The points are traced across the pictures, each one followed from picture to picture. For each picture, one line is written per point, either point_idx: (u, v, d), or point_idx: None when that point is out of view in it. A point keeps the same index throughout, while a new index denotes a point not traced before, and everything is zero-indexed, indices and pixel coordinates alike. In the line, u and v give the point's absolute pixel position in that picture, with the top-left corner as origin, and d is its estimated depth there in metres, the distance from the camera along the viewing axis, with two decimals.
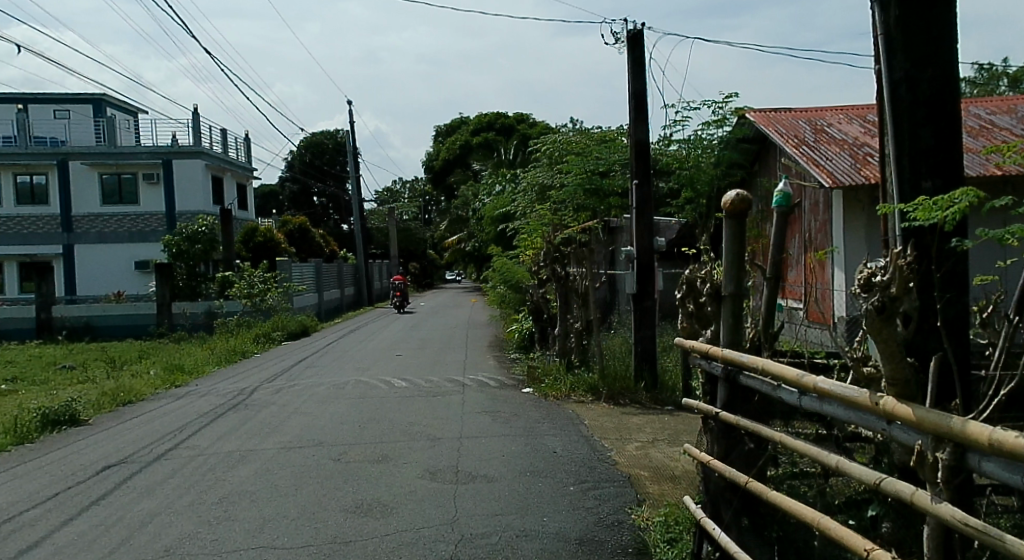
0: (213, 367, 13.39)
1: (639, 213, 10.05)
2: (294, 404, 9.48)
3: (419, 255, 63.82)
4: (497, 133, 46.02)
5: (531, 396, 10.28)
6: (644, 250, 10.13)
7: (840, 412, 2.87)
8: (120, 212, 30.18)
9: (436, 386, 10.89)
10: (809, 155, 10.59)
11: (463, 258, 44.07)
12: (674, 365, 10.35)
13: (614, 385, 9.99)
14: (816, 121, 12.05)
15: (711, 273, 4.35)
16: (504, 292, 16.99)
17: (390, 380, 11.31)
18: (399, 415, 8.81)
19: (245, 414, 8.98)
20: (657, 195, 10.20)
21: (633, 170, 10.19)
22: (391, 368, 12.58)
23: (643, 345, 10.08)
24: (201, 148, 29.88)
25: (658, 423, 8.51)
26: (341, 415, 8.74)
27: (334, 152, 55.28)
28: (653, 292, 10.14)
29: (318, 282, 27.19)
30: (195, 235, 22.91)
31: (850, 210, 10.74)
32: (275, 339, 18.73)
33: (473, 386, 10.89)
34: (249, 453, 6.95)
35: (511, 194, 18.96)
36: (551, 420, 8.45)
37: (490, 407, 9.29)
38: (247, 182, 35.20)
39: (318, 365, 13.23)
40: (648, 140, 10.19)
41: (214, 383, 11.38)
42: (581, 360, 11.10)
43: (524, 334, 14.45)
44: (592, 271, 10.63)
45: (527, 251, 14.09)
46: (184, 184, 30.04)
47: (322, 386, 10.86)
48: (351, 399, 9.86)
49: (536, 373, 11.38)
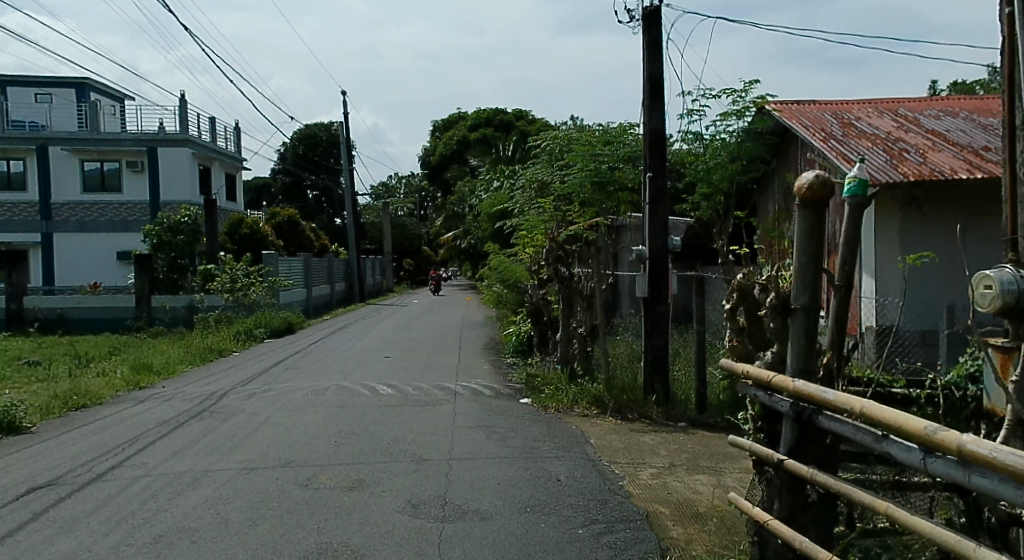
0: (183, 367, 12.39)
1: (652, 210, 9.13)
2: (265, 413, 8.51)
3: (413, 251, 62.93)
4: (495, 128, 45.11)
5: (530, 407, 9.33)
6: (657, 250, 9.19)
7: (999, 489, 1.84)
8: (102, 201, 29.15)
9: (424, 393, 9.95)
10: (839, 150, 9.75)
11: (459, 255, 43.18)
12: (686, 375, 9.42)
13: (621, 397, 9.09)
14: (842, 114, 11.14)
15: (775, 278, 3.35)
16: (501, 292, 16.09)
17: (374, 386, 10.34)
18: (381, 428, 7.85)
19: (208, 423, 8.00)
20: (672, 190, 9.30)
21: (646, 163, 9.28)
22: (377, 372, 11.63)
23: (653, 354, 9.14)
24: (188, 136, 28.92)
25: (672, 444, 7.56)
26: (316, 428, 7.77)
27: (328, 145, 54.25)
28: (666, 297, 9.22)
29: (306, 277, 26.19)
30: (177, 226, 21.89)
31: (883, 211, 9.84)
32: (257, 336, 17.75)
33: (466, 394, 9.95)
34: (203, 475, 5.95)
35: (510, 190, 18.03)
36: (553, 438, 7.52)
37: (484, 420, 8.35)
38: (236, 172, 34.15)
39: (298, 368, 12.27)
40: (664, 129, 9.25)
41: (181, 386, 10.39)
42: (585, 369, 10.16)
43: (523, 337, 13.46)
44: (599, 271, 9.72)
45: (526, 249, 13.12)
46: (170, 173, 29.04)
47: (299, 392, 9.88)
48: (329, 408, 8.90)
49: (535, 382, 10.44)
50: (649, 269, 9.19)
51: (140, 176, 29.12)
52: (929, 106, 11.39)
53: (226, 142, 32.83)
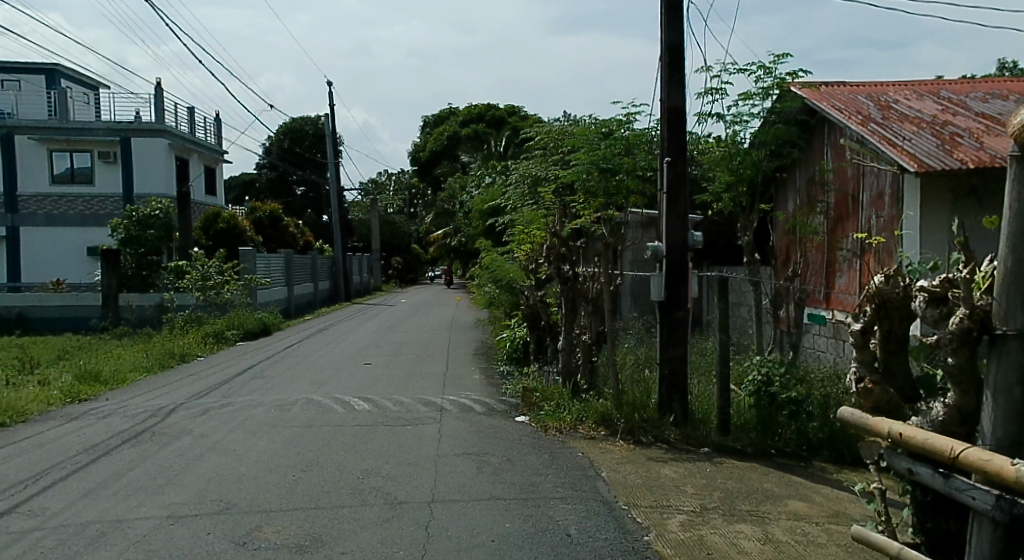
0: (137, 375, 11.05)
1: (670, 202, 7.95)
2: (216, 434, 7.21)
3: (403, 249, 61.57)
4: (487, 124, 43.81)
5: (527, 427, 8.09)
6: (676, 246, 7.96)
7: None
8: (72, 193, 27.72)
9: (407, 410, 8.68)
10: (882, 134, 8.58)
11: (449, 254, 41.82)
12: (706, 393, 8.21)
13: (632, 417, 7.87)
14: (878, 96, 9.95)
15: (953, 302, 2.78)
16: (494, 293, 14.85)
17: (349, 400, 9.07)
18: (351, 456, 6.57)
19: (145, 448, 6.70)
20: (693, 177, 8.12)
21: (664, 145, 8.06)
22: (354, 383, 10.34)
23: (670, 367, 7.91)
24: (164, 126, 27.51)
25: (699, 478, 6.31)
26: (272, 456, 6.48)
27: (315, 139, 52.86)
28: (686, 301, 7.99)
29: (287, 276, 24.85)
30: (147, 219, 20.33)
31: (929, 201, 8.50)
32: (228, 338, 16.42)
33: (453, 411, 8.69)
34: (115, 525, 4.65)
35: (503, 184, 16.79)
36: (557, 470, 6.30)
37: (474, 445, 7.09)
38: (216, 165, 32.72)
39: (266, 377, 10.98)
40: (684, 106, 8.05)
41: (127, 398, 9.07)
42: (590, 383, 8.92)
43: (518, 343, 12.13)
44: (608, 270, 8.48)
45: (521, 247, 11.84)
46: (144, 164, 27.65)
47: (262, 407, 8.59)
48: (294, 429, 7.62)
49: (533, 396, 9.17)
50: (666, 268, 7.96)
51: (113, 168, 27.70)
52: (974, 89, 10.21)
53: (205, 134, 31.44)
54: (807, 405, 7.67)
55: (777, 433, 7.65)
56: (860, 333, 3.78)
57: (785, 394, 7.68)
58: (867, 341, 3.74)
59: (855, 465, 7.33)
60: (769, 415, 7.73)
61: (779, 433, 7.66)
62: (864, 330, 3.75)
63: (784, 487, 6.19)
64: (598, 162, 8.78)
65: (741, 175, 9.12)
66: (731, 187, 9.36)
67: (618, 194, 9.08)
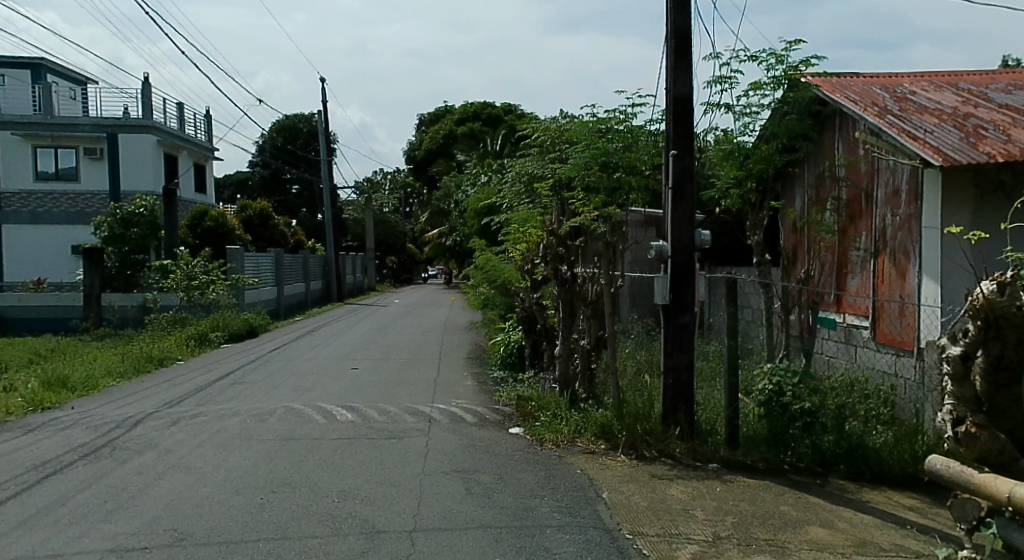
0: (108, 381, 10.45)
1: (675, 198, 7.42)
2: (183, 449, 6.63)
3: (398, 249, 60.98)
4: (483, 123, 43.25)
5: (522, 440, 7.52)
6: (683, 246, 7.41)
7: None
8: (57, 190, 27.10)
9: (393, 420, 8.11)
10: (902, 126, 8.04)
11: (445, 254, 41.22)
12: (713, 406, 7.65)
13: (634, 429, 7.30)
14: (894, 87, 9.41)
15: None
16: (488, 294, 14.29)
17: (332, 410, 8.48)
18: (329, 474, 5.99)
19: (102, 464, 6.11)
20: (701, 171, 7.57)
21: (670, 137, 7.52)
22: (338, 390, 9.77)
23: (675, 376, 7.36)
24: (152, 122, 26.92)
25: (710, 499, 5.74)
26: (241, 474, 5.89)
27: (308, 137, 52.25)
28: (693, 304, 7.43)
29: (277, 276, 24.29)
30: (130, 218, 19.50)
31: (952, 198, 7.95)
32: (211, 340, 15.83)
33: (442, 422, 8.12)
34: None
35: (498, 182, 16.24)
36: (554, 490, 5.73)
37: (464, 462, 6.51)
38: (206, 162, 32.12)
39: (246, 383, 10.41)
40: (691, 96, 7.51)
41: (93, 407, 8.48)
42: (589, 391, 8.36)
43: (513, 348, 11.53)
44: (609, 270, 7.94)
45: (516, 246, 11.22)
46: (132, 161, 27.08)
47: (237, 417, 8.01)
48: (269, 442, 7.02)
49: (528, 407, 8.57)
50: (671, 269, 7.42)
51: (99, 165, 27.11)
52: (994, 80, 9.67)
53: (196, 130, 30.84)
54: (821, 417, 7.12)
55: (790, 447, 7.12)
56: (965, 362, 3.90)
57: (798, 405, 7.13)
58: (972, 372, 3.90)
59: (875, 483, 6.77)
60: (780, 429, 7.18)
61: (792, 448, 7.12)
62: (968, 359, 3.88)
63: (803, 510, 5.62)
64: (598, 156, 8.24)
65: (751, 170, 8.56)
66: (740, 182, 8.75)
67: (619, 190, 8.50)
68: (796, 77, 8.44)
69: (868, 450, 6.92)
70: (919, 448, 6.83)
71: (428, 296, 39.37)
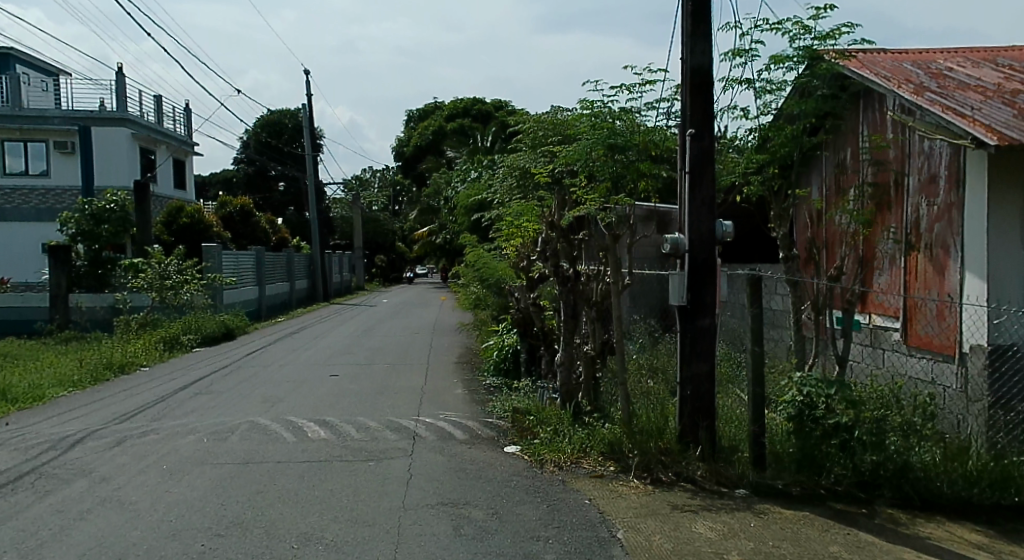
0: (57, 391, 9.41)
1: (693, 185, 6.49)
2: (121, 477, 5.63)
3: (387, 247, 60.02)
4: (473, 119, 42.40)
5: (518, 461, 6.58)
6: (702, 239, 6.48)
7: None
8: (26, 185, 25.95)
9: (372, 438, 7.15)
10: (945, 103, 7.15)
11: (434, 252, 40.26)
12: (736, 425, 6.75)
13: (646, 449, 6.38)
14: (928, 64, 8.51)
15: None
16: (479, 293, 13.36)
17: (302, 426, 7.50)
18: (290, 510, 5.02)
19: (18, 499, 5.11)
20: (722, 154, 6.64)
21: (687, 115, 6.58)
22: (312, 401, 8.78)
23: (693, 389, 6.45)
24: (127, 114, 25.84)
25: (744, 539, 4.81)
26: (183, 511, 4.91)
27: (294, 132, 51.21)
28: (713, 306, 6.51)
29: (257, 274, 23.24)
30: (100, 214, 18.49)
31: (1003, 183, 7.05)
32: (183, 343, 14.84)
33: (429, 439, 7.17)
34: None
35: (489, 177, 15.34)
36: (560, 529, 4.81)
37: (452, 491, 5.56)
38: (184, 157, 31.04)
39: (211, 393, 9.41)
40: (711, 67, 6.57)
41: (30, 423, 7.44)
42: (593, 403, 7.42)
43: (507, 353, 10.53)
44: (617, 267, 6.99)
45: (509, 242, 10.25)
46: (106, 155, 25.98)
47: (192, 436, 7.01)
48: (225, 468, 6.04)
49: (526, 421, 7.60)
50: (688, 266, 6.49)
51: (71, 159, 25.99)
52: None
53: (174, 124, 29.75)
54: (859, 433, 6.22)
55: (824, 468, 6.23)
56: None
57: (832, 419, 6.21)
58: None
59: (926, 512, 5.85)
60: (813, 448, 6.27)
61: (828, 469, 6.23)
62: None
63: (857, 552, 4.69)
64: (604, 138, 7.24)
65: (775, 155, 7.64)
66: (761, 167, 7.87)
67: (626, 176, 7.53)
68: (822, 50, 7.52)
69: (916, 471, 6.00)
70: (971, 467, 5.94)
71: (418, 295, 38.45)
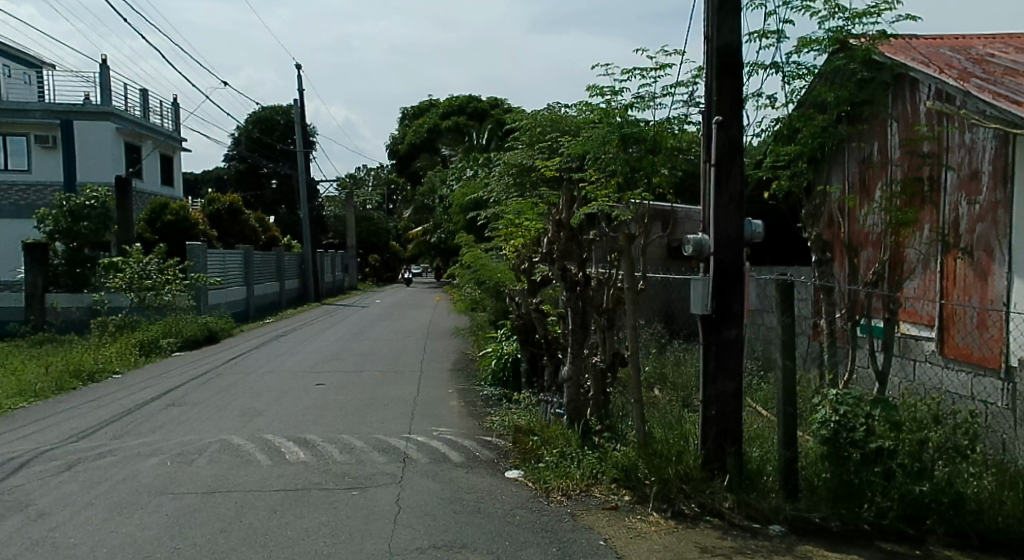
0: (15, 401, 8.64)
1: (719, 179, 5.77)
2: (63, 512, 4.88)
3: (381, 247, 59.32)
4: (468, 117, 41.70)
5: (520, 490, 5.86)
6: (729, 240, 5.75)
7: None
8: (6, 181, 25.11)
9: (356, 460, 6.42)
10: (994, 89, 6.45)
11: (429, 251, 39.54)
12: (766, 452, 6.02)
13: (665, 477, 5.67)
14: (968, 49, 7.82)
15: None
16: (476, 295, 12.68)
17: (279, 446, 6.76)
18: (255, 555, 4.28)
19: None
20: (750, 144, 5.91)
21: (714, 100, 5.84)
22: (293, 416, 8.03)
23: (718, 409, 5.74)
24: (111, 108, 25.07)
25: None
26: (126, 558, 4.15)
27: (285, 129, 50.45)
28: (741, 316, 5.79)
29: (245, 274, 22.48)
30: (80, 210, 17.61)
31: None
32: (163, 347, 14.09)
33: (420, 461, 6.45)
34: None
35: (485, 176, 14.66)
36: None
37: (445, 530, 4.82)
38: (172, 153, 30.26)
39: (184, 405, 8.64)
40: (741, 46, 5.83)
41: None
42: (604, 422, 6.71)
43: (506, 362, 9.79)
44: (632, 272, 6.27)
45: (508, 242, 9.55)
46: (88, 150, 25.16)
47: (155, 458, 6.25)
48: (187, 498, 5.28)
49: (528, 442, 6.89)
50: (713, 271, 5.77)
51: (53, 154, 25.19)
52: None
53: (161, 119, 28.98)
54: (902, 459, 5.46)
55: (865, 499, 5.42)
56: None
57: (874, 443, 5.46)
58: None
59: (986, 553, 5.09)
60: (850, 475, 5.51)
61: (868, 500, 5.42)
62: None
63: None
64: (619, 128, 6.51)
65: (805, 149, 6.92)
66: (790, 161, 7.14)
67: (640, 170, 6.80)
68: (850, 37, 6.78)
69: (970, 503, 5.21)
70: None
71: (415, 296, 37.46)
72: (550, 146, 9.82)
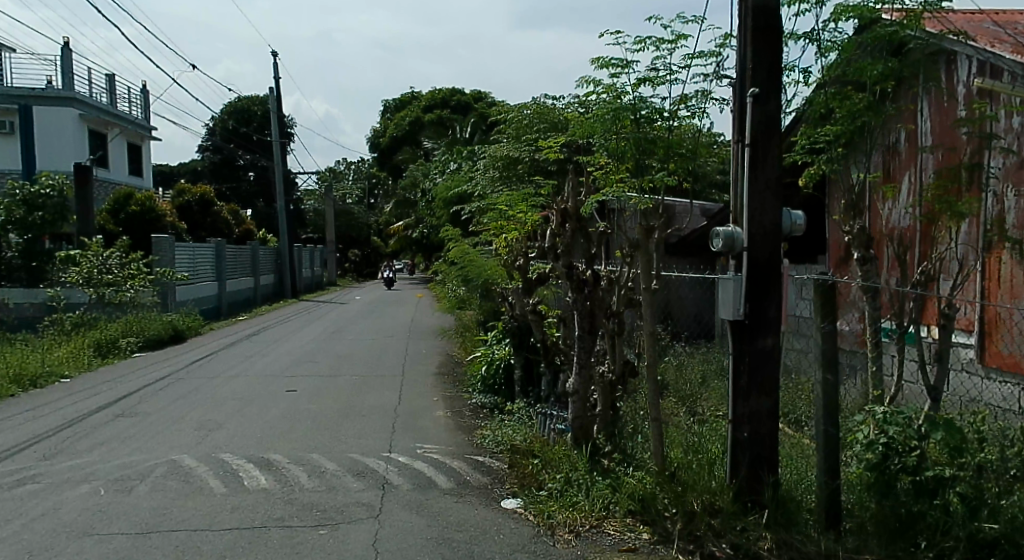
0: None
1: (753, 161, 4.90)
2: None
3: (361, 242, 58.24)
4: (452, 110, 40.77)
5: (516, 525, 4.99)
6: (764, 232, 4.89)
7: None
8: None
9: (324, 486, 5.51)
10: None
11: (411, 246, 38.56)
12: (805, 481, 5.16)
13: (691, 512, 4.83)
14: (1014, 25, 7.02)
15: None
16: (463, 293, 11.82)
17: (236, 469, 5.83)
18: None
19: None
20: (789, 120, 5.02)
21: (748, 70, 4.95)
22: (257, 430, 7.11)
23: (752, 432, 4.90)
24: (73, 93, 23.83)
25: None
26: None
27: (263, 120, 49.24)
28: (777, 322, 4.93)
29: (217, 268, 21.42)
30: (36, 200, 16.28)
31: None
32: (121, 348, 13.07)
33: (400, 487, 5.55)
34: None
35: (470, 169, 13.79)
36: None
37: None
38: (141, 142, 29.08)
39: (133, 417, 7.67)
40: (780, 6, 4.93)
41: None
42: (613, 440, 5.86)
43: (498, 368, 8.88)
44: (649, 270, 5.40)
45: (496, 236, 8.71)
46: (49, 137, 23.94)
47: (86, 486, 5.29)
48: (113, 541, 4.33)
49: (527, 465, 6.03)
50: (746, 268, 4.88)
51: (10, 140, 24.02)
52: None
53: (130, 106, 27.74)
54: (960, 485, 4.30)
55: (918, 536, 4.31)
56: None
57: (929, 470, 4.35)
58: None
59: None
60: (900, 508, 4.37)
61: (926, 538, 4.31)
62: None
63: None
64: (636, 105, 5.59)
65: (841, 132, 6.09)
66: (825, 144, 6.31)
67: (657, 154, 5.91)
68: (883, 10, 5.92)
69: None
70: None
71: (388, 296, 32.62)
72: (545, 133, 8.99)
